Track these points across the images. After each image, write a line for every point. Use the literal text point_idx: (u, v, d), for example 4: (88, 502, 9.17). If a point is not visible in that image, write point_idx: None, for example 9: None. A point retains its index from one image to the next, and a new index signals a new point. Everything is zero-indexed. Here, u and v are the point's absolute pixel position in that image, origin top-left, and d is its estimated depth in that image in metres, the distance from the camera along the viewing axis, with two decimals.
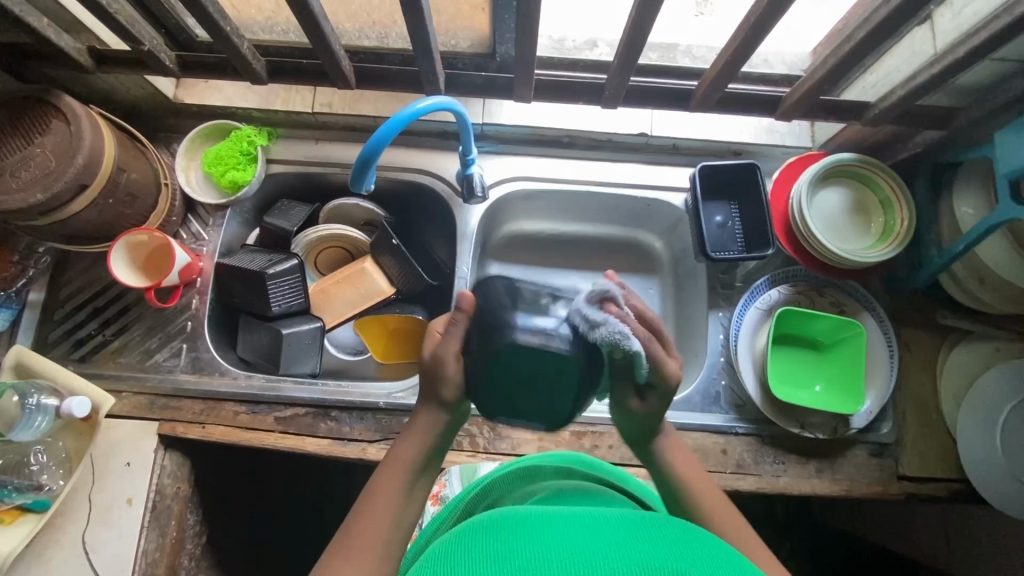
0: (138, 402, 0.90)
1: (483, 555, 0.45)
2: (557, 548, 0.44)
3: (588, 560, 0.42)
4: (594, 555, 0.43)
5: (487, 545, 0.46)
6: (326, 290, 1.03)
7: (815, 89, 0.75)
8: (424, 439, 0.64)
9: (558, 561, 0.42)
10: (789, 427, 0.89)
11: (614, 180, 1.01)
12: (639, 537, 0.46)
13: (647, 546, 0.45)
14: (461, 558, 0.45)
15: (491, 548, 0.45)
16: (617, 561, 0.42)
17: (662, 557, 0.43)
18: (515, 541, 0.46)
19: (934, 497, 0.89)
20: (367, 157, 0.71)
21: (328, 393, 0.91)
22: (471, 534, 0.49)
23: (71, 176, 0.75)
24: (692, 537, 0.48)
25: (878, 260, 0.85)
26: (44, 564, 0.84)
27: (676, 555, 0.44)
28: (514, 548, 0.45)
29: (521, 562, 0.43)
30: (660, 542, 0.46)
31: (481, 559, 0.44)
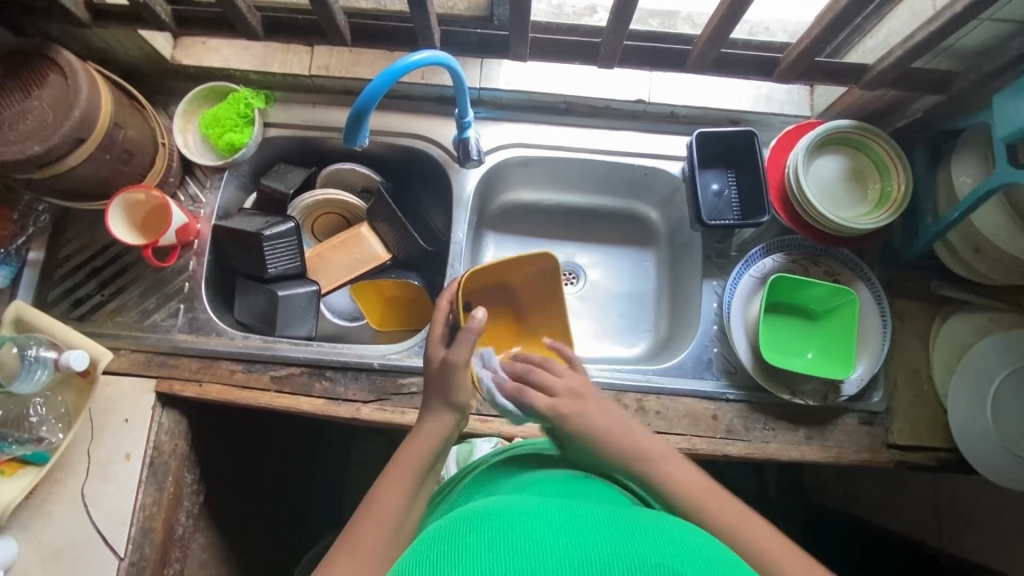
0: (137, 360, 0.92)
1: (476, 540, 0.45)
2: (553, 541, 0.45)
3: (584, 557, 0.43)
4: (589, 550, 0.44)
5: (482, 532, 0.46)
6: (323, 254, 1.03)
7: (813, 48, 0.75)
8: (433, 438, 0.68)
9: (551, 552, 0.43)
10: (779, 393, 0.89)
11: (611, 148, 1.01)
12: (635, 533, 0.47)
13: (642, 543, 0.45)
14: (454, 543, 0.46)
15: (484, 535, 0.46)
16: (609, 556, 0.43)
17: (656, 554, 0.44)
18: (507, 528, 0.47)
19: (922, 465, 0.89)
20: (360, 110, 0.70)
21: (323, 353, 0.92)
22: (464, 520, 0.49)
23: (68, 130, 0.75)
24: (688, 536, 0.48)
25: (874, 226, 0.85)
26: (45, 513, 0.86)
27: (671, 554, 0.44)
28: (506, 536, 0.45)
29: (514, 551, 0.44)
30: (654, 539, 0.46)
31: (473, 546, 0.45)
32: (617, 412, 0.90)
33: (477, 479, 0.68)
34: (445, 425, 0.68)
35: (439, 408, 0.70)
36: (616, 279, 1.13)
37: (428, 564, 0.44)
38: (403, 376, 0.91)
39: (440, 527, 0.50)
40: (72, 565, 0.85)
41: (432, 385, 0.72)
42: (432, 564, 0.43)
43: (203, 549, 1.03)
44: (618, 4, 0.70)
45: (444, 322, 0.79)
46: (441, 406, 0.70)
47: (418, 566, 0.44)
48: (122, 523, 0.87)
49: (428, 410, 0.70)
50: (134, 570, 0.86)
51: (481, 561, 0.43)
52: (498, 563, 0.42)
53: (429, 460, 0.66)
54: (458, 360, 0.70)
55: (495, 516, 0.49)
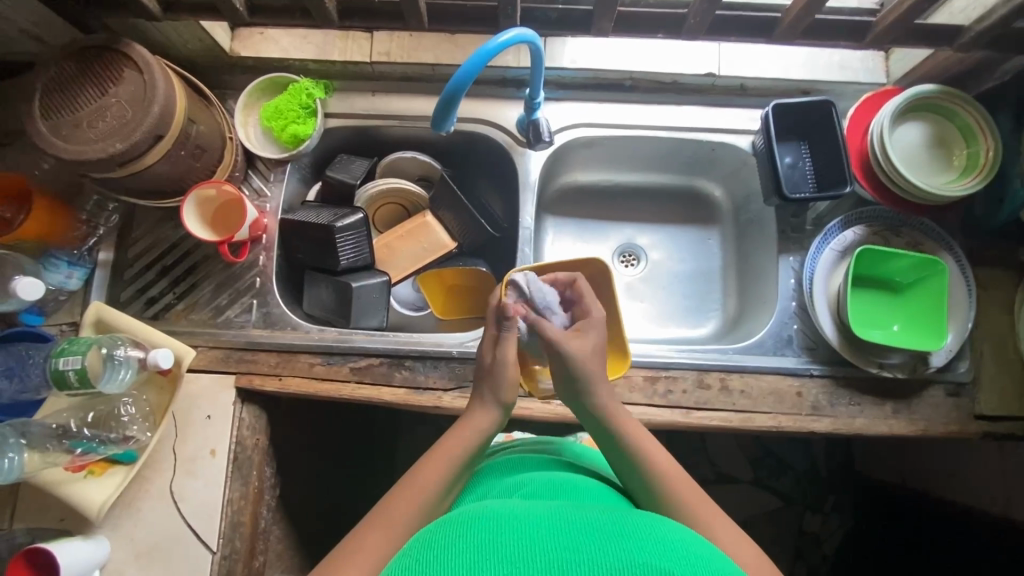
0: (215, 356, 0.92)
1: (471, 541, 0.47)
2: (542, 545, 0.46)
3: (574, 557, 0.45)
4: (581, 552, 0.45)
5: (482, 533, 0.48)
6: (389, 245, 1.02)
7: (913, 9, 0.72)
8: (477, 430, 0.69)
9: (543, 555, 0.45)
10: (867, 367, 0.88)
11: (680, 124, 0.99)
12: (626, 534, 0.48)
13: (630, 543, 0.47)
14: (450, 542, 0.48)
15: (482, 537, 0.48)
16: (598, 557, 0.44)
17: (642, 553, 0.45)
18: (503, 529, 0.48)
19: (1011, 435, 0.88)
20: (452, 94, 0.68)
21: (399, 344, 0.91)
22: (459, 523, 0.51)
23: (149, 125, 0.74)
24: (678, 538, 0.49)
25: (965, 193, 0.83)
26: (137, 509, 0.87)
27: (660, 552, 0.46)
28: (500, 538, 0.47)
29: (506, 552, 0.45)
30: (646, 540, 0.47)
31: (467, 547, 0.47)
32: (700, 393, 0.89)
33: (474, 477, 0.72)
34: (493, 421, 0.71)
35: (487, 403, 0.71)
36: (678, 259, 1.12)
37: (429, 559, 0.46)
38: None
39: (440, 526, 0.52)
40: (164, 560, 0.86)
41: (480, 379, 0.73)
42: (435, 559, 0.46)
43: (280, 540, 1.05)
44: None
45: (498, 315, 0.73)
46: (489, 401, 0.71)
47: (422, 560, 0.46)
48: (211, 518, 0.87)
49: (479, 403, 0.71)
50: (227, 564, 0.87)
51: (478, 560, 0.45)
52: (488, 566, 0.44)
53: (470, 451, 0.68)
54: (505, 360, 0.71)
55: (487, 519, 0.50)
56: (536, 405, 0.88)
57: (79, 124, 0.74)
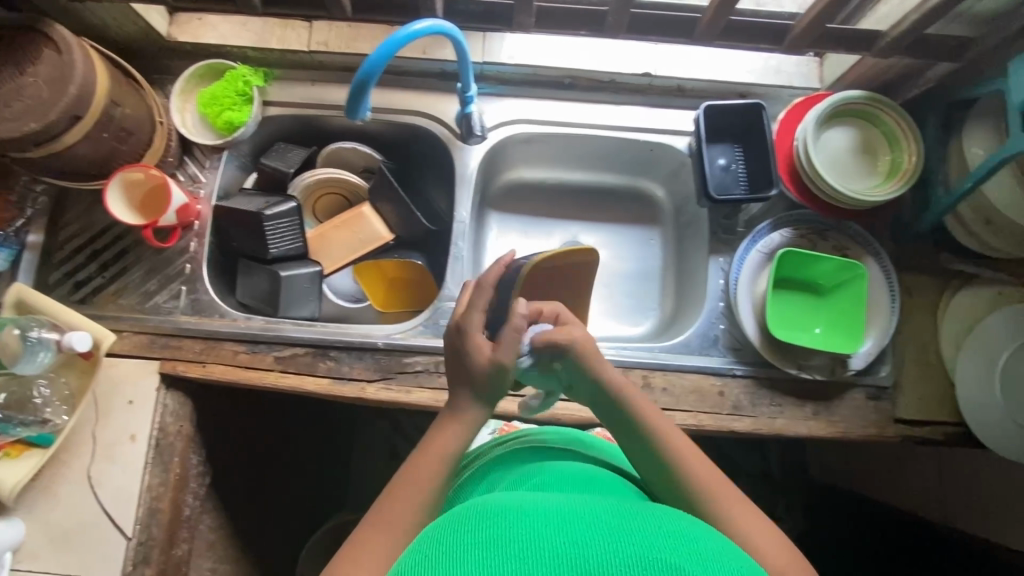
0: (140, 341, 0.91)
1: (478, 539, 0.47)
2: (550, 538, 0.46)
3: (581, 552, 0.45)
4: (590, 547, 0.45)
5: (487, 530, 0.48)
6: (324, 235, 1.02)
7: (826, 12, 0.73)
8: (462, 426, 0.63)
9: (554, 549, 0.45)
10: (787, 369, 0.89)
11: (617, 123, 0.99)
12: (634, 526, 0.48)
13: (640, 535, 0.46)
14: (452, 541, 0.48)
15: (486, 534, 0.47)
16: (609, 554, 0.44)
17: (653, 549, 0.45)
18: (508, 524, 0.48)
19: (929, 439, 0.89)
20: (362, 81, 0.68)
21: (326, 334, 0.91)
22: (465, 518, 0.51)
23: (65, 106, 0.74)
24: (689, 531, 0.49)
25: (886, 199, 0.84)
26: (53, 493, 0.87)
27: (669, 546, 0.46)
28: (504, 535, 0.47)
29: (516, 549, 0.45)
30: (653, 532, 0.47)
31: (471, 546, 0.46)
32: None
33: (477, 472, 0.71)
34: (474, 419, 0.64)
35: (468, 398, 0.64)
36: (621, 258, 1.12)
37: (431, 563, 0.46)
38: (407, 355, 0.90)
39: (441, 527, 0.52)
40: (79, 545, 0.86)
41: (454, 367, 0.65)
42: (441, 561, 0.46)
43: (210, 530, 1.04)
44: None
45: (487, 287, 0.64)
46: (471, 399, 0.64)
47: (426, 563, 0.46)
48: (129, 504, 0.87)
49: (460, 400, 0.64)
50: (143, 550, 0.87)
51: (485, 560, 0.45)
52: (496, 565, 0.44)
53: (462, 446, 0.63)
54: (505, 362, 0.61)
55: (497, 514, 0.50)
56: None
57: None
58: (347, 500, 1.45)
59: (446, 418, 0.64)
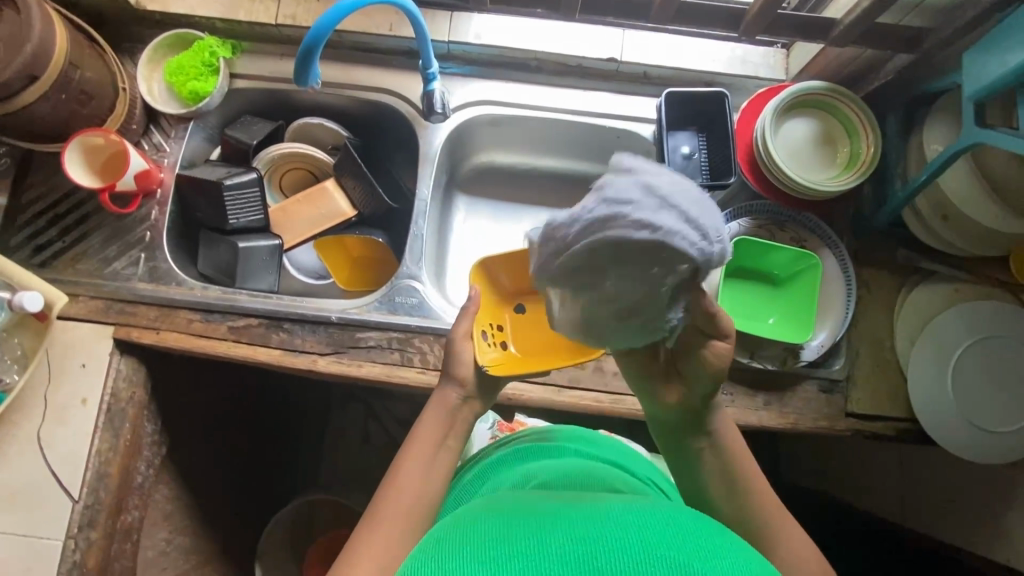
0: (95, 306, 0.91)
1: (479, 541, 0.45)
2: (555, 537, 0.44)
3: (589, 549, 0.42)
4: (596, 545, 0.43)
5: (490, 531, 0.46)
6: (287, 209, 1.03)
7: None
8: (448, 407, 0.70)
9: (562, 548, 0.43)
10: (738, 357, 0.89)
11: (583, 108, 0.99)
12: (640, 525, 0.46)
13: (647, 535, 0.44)
14: (453, 540, 0.47)
15: (489, 534, 0.46)
16: (615, 553, 0.42)
17: (667, 546, 0.43)
18: (511, 526, 0.46)
19: (879, 434, 0.89)
20: (309, 46, 0.68)
21: (280, 306, 0.91)
22: (465, 525, 0.49)
23: (21, 65, 0.75)
24: (702, 529, 0.46)
25: (842, 189, 0.84)
26: (2, 453, 0.87)
27: (677, 543, 0.43)
28: (507, 536, 0.45)
29: (522, 547, 0.43)
30: (662, 530, 0.45)
31: (472, 543, 0.45)
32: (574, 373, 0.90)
33: (479, 473, 0.73)
34: (452, 402, 0.71)
35: (453, 386, 0.71)
36: None
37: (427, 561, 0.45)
38: (361, 330, 0.90)
39: (446, 529, 0.51)
40: (26, 505, 0.86)
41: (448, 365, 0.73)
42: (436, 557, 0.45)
43: (166, 501, 1.05)
44: None
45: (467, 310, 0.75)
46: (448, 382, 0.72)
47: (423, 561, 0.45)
48: (77, 467, 0.87)
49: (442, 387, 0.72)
50: (89, 513, 0.87)
51: (491, 559, 0.43)
52: (502, 562, 0.42)
53: (443, 430, 0.69)
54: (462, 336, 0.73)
55: (504, 517, 0.49)
56: (411, 372, 0.88)
57: None
58: (313, 480, 1.46)
59: (431, 407, 0.70)
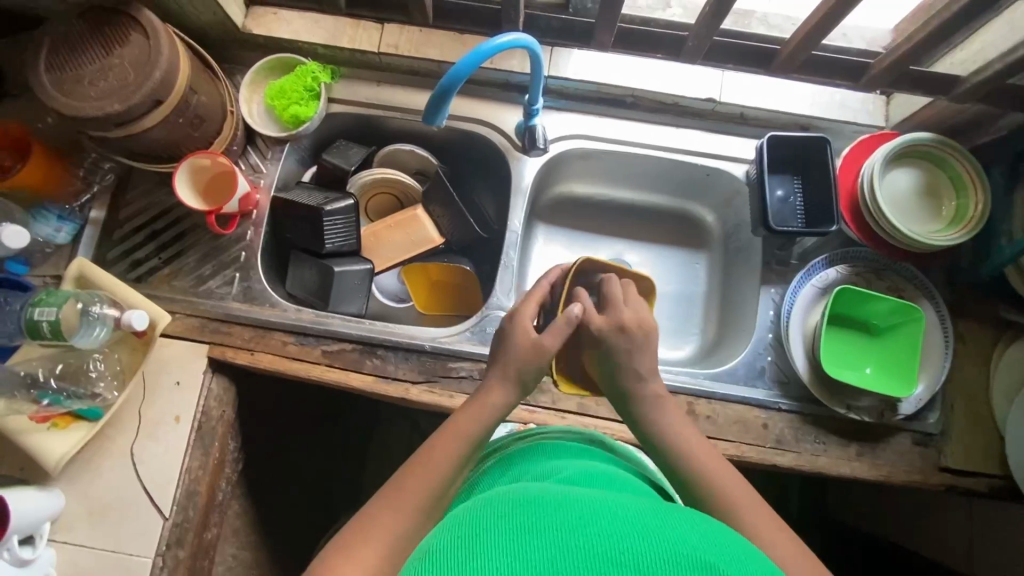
0: (191, 324, 0.92)
1: (504, 530, 0.43)
2: (579, 528, 0.43)
3: (616, 544, 0.41)
4: (620, 539, 0.42)
5: (510, 519, 0.45)
6: (377, 233, 1.04)
7: (920, 45, 0.74)
8: (491, 408, 0.68)
9: (585, 541, 0.42)
10: (835, 408, 0.88)
11: (677, 146, 0.99)
12: (661, 521, 0.45)
13: (669, 530, 0.44)
14: (475, 529, 0.45)
15: (513, 524, 0.44)
16: (641, 549, 0.41)
17: (684, 543, 0.42)
18: (529, 513, 0.45)
19: (973, 491, 0.87)
20: (445, 89, 0.69)
21: (374, 332, 0.92)
22: (481, 511, 0.47)
23: (149, 90, 0.76)
24: (715, 529, 0.46)
25: (950, 244, 0.83)
26: (95, 467, 0.88)
27: (703, 547, 0.43)
28: (529, 524, 0.43)
29: (546, 538, 0.42)
30: (683, 526, 0.45)
31: (497, 533, 0.43)
32: None
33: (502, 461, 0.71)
34: (505, 400, 0.69)
35: (500, 377, 0.71)
36: (664, 279, 1.12)
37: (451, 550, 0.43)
38: (453, 360, 0.91)
39: (466, 514, 0.49)
40: (116, 520, 0.87)
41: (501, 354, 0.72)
42: (457, 547, 0.43)
43: (237, 516, 1.05)
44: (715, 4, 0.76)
45: (538, 301, 0.77)
46: (505, 379, 0.70)
47: (444, 555, 0.42)
48: (168, 484, 0.88)
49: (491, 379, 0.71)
50: (178, 531, 0.87)
51: (517, 550, 0.41)
52: (530, 555, 0.41)
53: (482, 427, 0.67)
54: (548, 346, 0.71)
55: (522, 504, 0.47)
56: None
57: (82, 81, 0.76)
58: None
59: (476, 400, 0.69)
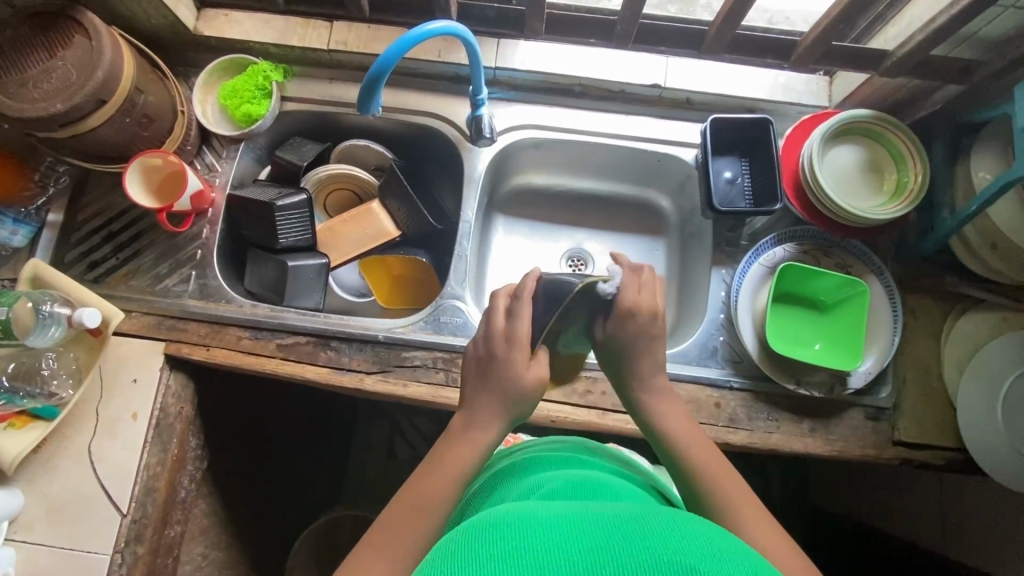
0: (147, 322, 0.93)
1: (487, 554, 0.43)
2: (565, 547, 0.43)
3: (600, 559, 0.42)
4: (602, 553, 0.42)
5: (495, 540, 0.45)
6: (334, 228, 1.04)
7: (839, 22, 0.76)
8: (472, 449, 0.63)
9: (568, 557, 0.42)
10: (785, 383, 0.89)
11: (625, 132, 1.01)
12: (644, 529, 0.45)
13: (651, 538, 0.44)
14: (463, 555, 0.44)
15: (504, 550, 0.43)
16: (627, 562, 0.41)
17: (669, 547, 0.42)
18: (514, 534, 0.45)
19: (927, 463, 0.88)
20: (375, 77, 0.70)
21: (329, 324, 0.93)
22: (466, 533, 0.47)
23: (91, 90, 0.77)
24: (699, 527, 0.46)
25: (889, 217, 0.84)
26: (53, 466, 0.88)
27: (686, 550, 0.42)
28: (515, 546, 0.44)
29: (532, 557, 0.42)
30: (664, 533, 0.45)
31: (485, 560, 0.43)
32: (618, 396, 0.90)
33: (487, 484, 0.69)
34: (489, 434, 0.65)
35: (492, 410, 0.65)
36: None
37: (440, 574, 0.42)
38: (407, 349, 0.92)
39: (453, 539, 0.48)
40: (75, 519, 0.87)
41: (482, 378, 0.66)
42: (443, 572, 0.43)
43: (205, 515, 1.05)
44: None
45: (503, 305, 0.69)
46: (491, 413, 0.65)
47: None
48: (126, 481, 0.88)
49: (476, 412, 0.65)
50: (136, 528, 0.88)
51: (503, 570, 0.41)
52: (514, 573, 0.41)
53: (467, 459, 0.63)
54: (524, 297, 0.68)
55: (509, 524, 0.47)
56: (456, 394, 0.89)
57: (25, 83, 0.77)
58: (341, 497, 1.45)
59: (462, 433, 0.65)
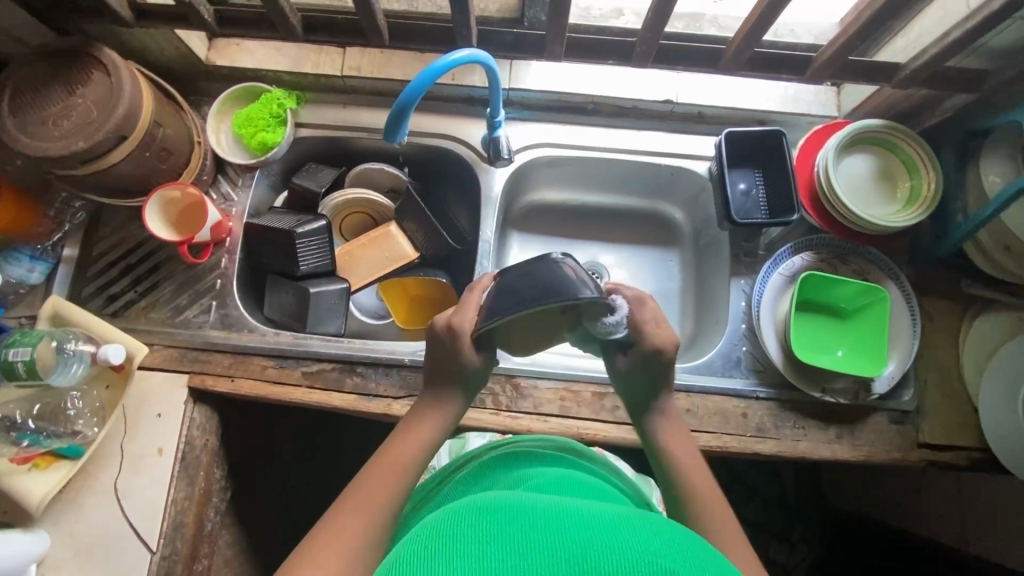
0: (170, 355, 0.93)
1: (469, 538, 0.43)
2: (546, 538, 0.42)
3: (581, 552, 0.40)
4: (583, 546, 0.41)
5: (480, 527, 0.44)
6: (352, 252, 1.05)
7: (854, 38, 0.78)
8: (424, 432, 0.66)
9: (548, 549, 0.41)
10: (810, 392, 0.90)
11: (639, 148, 1.02)
12: (627, 527, 0.44)
13: (634, 538, 0.42)
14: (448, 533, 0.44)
15: (482, 531, 0.44)
16: (607, 557, 0.40)
17: (649, 550, 0.41)
18: (499, 521, 0.44)
19: (952, 465, 0.89)
20: (402, 107, 0.71)
21: (353, 350, 0.92)
22: (453, 516, 0.47)
23: (113, 126, 0.77)
24: (685, 535, 0.45)
25: (906, 224, 0.85)
26: (78, 505, 0.87)
27: (666, 554, 0.41)
28: (497, 533, 0.43)
29: (511, 546, 0.41)
30: (648, 535, 0.43)
31: (468, 541, 0.42)
32: None
33: (467, 477, 0.67)
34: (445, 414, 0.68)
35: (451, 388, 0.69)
36: (640, 279, 1.13)
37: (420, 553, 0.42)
38: None
39: (440, 518, 0.48)
40: (103, 558, 0.86)
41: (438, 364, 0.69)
42: (420, 554, 0.43)
43: None
44: (655, 8, 0.80)
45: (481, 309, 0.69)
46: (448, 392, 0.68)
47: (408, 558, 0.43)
48: (154, 516, 0.87)
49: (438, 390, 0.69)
50: (166, 564, 0.86)
51: (483, 557, 0.41)
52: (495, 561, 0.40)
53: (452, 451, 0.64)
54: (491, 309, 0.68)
55: (497, 511, 0.46)
56: (484, 415, 0.90)
57: (45, 121, 0.77)
58: None
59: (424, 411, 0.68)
